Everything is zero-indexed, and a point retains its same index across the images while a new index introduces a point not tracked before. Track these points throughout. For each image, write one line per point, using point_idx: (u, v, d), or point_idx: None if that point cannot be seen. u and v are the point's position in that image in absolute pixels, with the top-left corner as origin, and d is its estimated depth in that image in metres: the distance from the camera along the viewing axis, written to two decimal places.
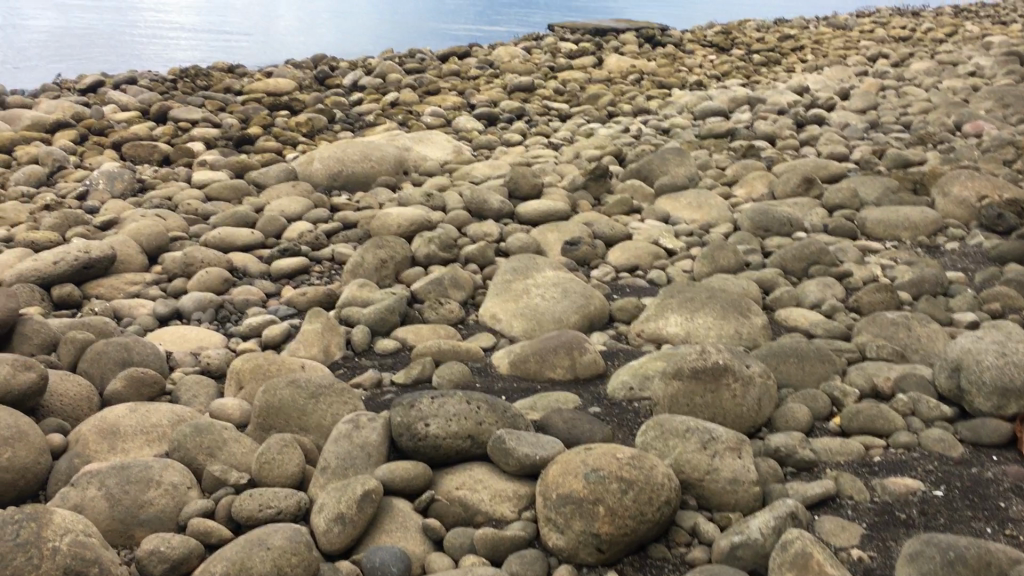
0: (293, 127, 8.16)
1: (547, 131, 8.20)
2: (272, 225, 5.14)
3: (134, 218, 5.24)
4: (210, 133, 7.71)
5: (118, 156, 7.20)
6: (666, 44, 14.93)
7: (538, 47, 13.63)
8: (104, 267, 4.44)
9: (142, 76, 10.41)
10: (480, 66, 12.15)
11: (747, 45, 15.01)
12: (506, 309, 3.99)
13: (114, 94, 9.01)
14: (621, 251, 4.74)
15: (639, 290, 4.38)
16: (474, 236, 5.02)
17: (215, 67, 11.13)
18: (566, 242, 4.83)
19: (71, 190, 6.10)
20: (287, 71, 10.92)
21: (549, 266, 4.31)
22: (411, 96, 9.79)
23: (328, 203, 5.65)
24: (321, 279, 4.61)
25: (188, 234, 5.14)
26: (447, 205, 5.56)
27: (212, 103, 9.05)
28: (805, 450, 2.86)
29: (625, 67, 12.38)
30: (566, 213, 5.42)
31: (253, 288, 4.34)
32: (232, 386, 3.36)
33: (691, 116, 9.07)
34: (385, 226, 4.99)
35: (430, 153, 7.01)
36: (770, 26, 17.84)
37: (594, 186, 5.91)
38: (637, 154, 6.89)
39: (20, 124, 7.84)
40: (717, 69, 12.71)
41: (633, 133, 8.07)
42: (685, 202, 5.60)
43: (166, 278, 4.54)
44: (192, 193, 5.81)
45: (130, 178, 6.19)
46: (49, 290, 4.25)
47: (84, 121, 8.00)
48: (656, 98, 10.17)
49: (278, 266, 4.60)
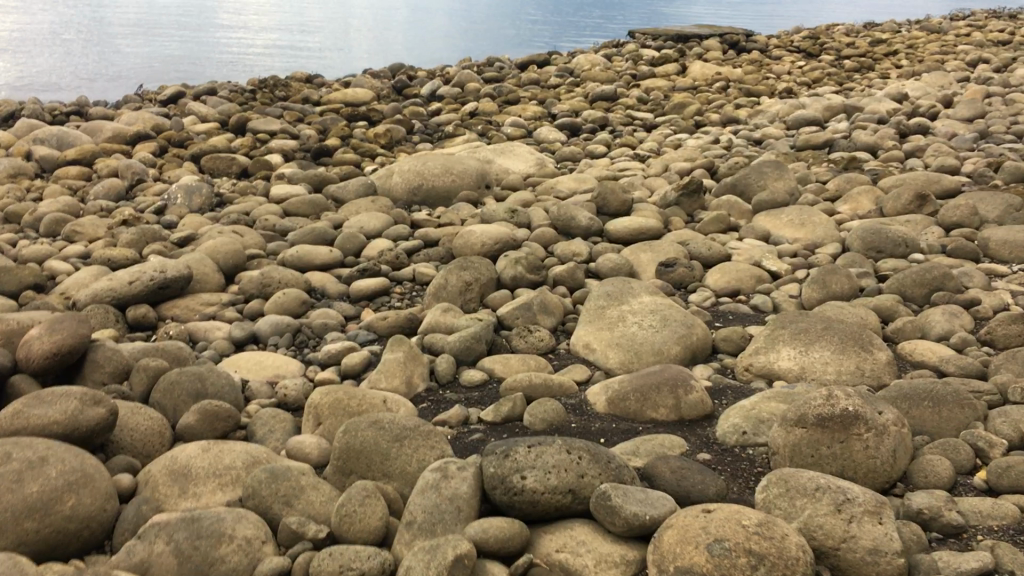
0: (372, 138, 8.01)
1: (633, 142, 7.89)
2: (351, 243, 4.95)
3: (211, 235, 5.10)
4: (289, 145, 7.61)
5: (196, 169, 7.14)
6: (750, 50, 14.48)
7: (619, 55, 13.33)
8: (179, 287, 4.30)
9: (221, 86, 10.43)
10: (560, 74, 11.90)
11: (836, 50, 14.45)
12: (600, 338, 3.70)
13: (194, 106, 9.01)
14: (721, 274, 4.42)
15: (742, 317, 4.05)
16: (563, 256, 4.76)
17: (294, 77, 11.11)
18: (660, 264, 4.53)
19: (149, 204, 6.02)
20: (365, 80, 10.83)
21: (645, 291, 4.01)
22: (491, 106, 9.59)
23: (408, 219, 5.45)
24: (402, 301, 4.38)
25: (265, 251, 4.99)
26: (532, 222, 5.30)
27: (291, 114, 8.98)
28: (951, 512, 2.46)
29: (710, 75, 11.98)
30: (658, 231, 5.11)
31: (331, 311, 4.14)
32: (309, 421, 3.13)
33: (783, 126, 8.66)
34: (469, 246, 4.75)
35: (513, 166, 6.77)
36: (860, 30, 17.21)
37: (687, 202, 5.59)
38: (730, 167, 6.54)
39: (101, 136, 7.86)
40: (807, 75, 12.22)
41: (723, 144, 7.71)
42: (787, 220, 5.23)
43: (242, 299, 4.37)
44: (270, 209, 5.67)
45: (208, 192, 6.09)
46: (124, 311, 4.12)
47: (164, 133, 7.98)
48: (744, 107, 9.77)
49: (357, 287, 4.40)
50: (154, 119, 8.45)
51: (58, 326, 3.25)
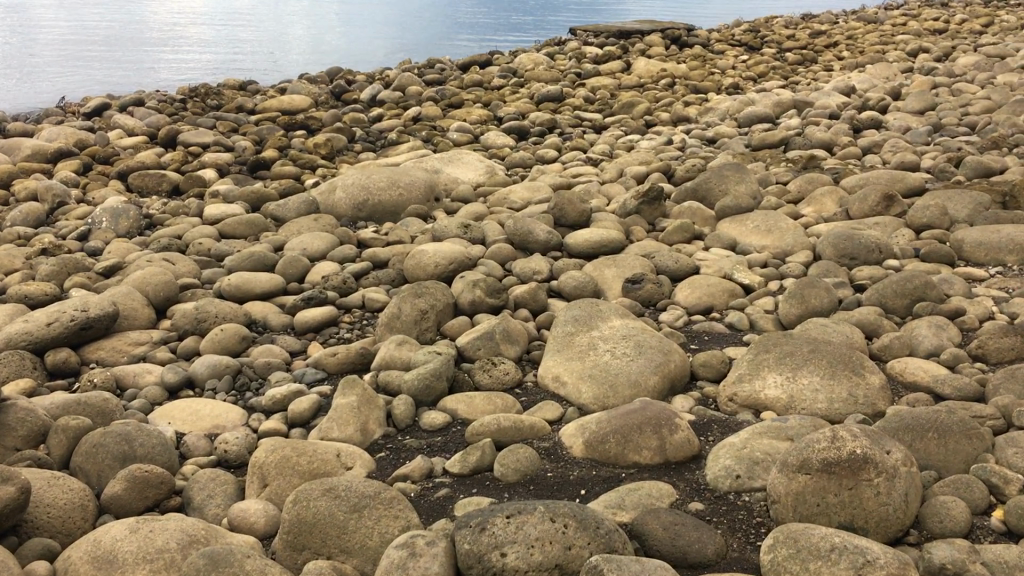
0: (312, 148, 7.62)
1: (584, 145, 7.63)
2: (294, 268, 4.60)
3: (139, 264, 4.70)
4: (223, 158, 7.19)
5: (124, 188, 6.69)
6: (692, 45, 14.35)
7: (561, 53, 13.09)
8: (104, 326, 3.90)
9: (150, 96, 9.92)
10: (503, 74, 11.62)
11: (777, 43, 14.39)
12: (570, 369, 3.41)
13: (121, 118, 8.51)
14: (691, 290, 4.18)
15: (719, 337, 3.80)
16: (522, 274, 4.47)
17: (226, 84, 10.64)
18: (627, 280, 4.26)
19: (71, 229, 5.58)
20: (302, 86, 10.41)
21: (615, 313, 3.73)
22: (434, 110, 9.26)
23: (355, 238, 5.11)
24: (352, 332, 4.05)
25: (200, 280, 4.60)
26: (487, 238, 5.01)
27: (225, 124, 8.55)
28: (976, 566, 2.22)
29: (655, 71, 11.79)
30: (620, 243, 4.84)
31: (275, 348, 3.79)
32: (252, 483, 2.78)
33: (735, 125, 8.48)
34: (422, 267, 4.44)
35: (462, 175, 6.46)
36: (798, 22, 17.23)
37: (648, 210, 5.34)
38: (687, 171, 6.31)
39: (19, 154, 7.35)
40: (752, 70, 12.11)
41: (676, 145, 7.49)
42: (753, 226, 5.01)
43: (175, 336, 3.99)
44: (204, 231, 5.28)
45: (136, 214, 5.67)
46: (42, 356, 3.71)
47: (88, 149, 7.50)
48: (693, 104, 9.60)
49: (302, 317, 4.05)
50: (77, 134, 7.95)
51: None
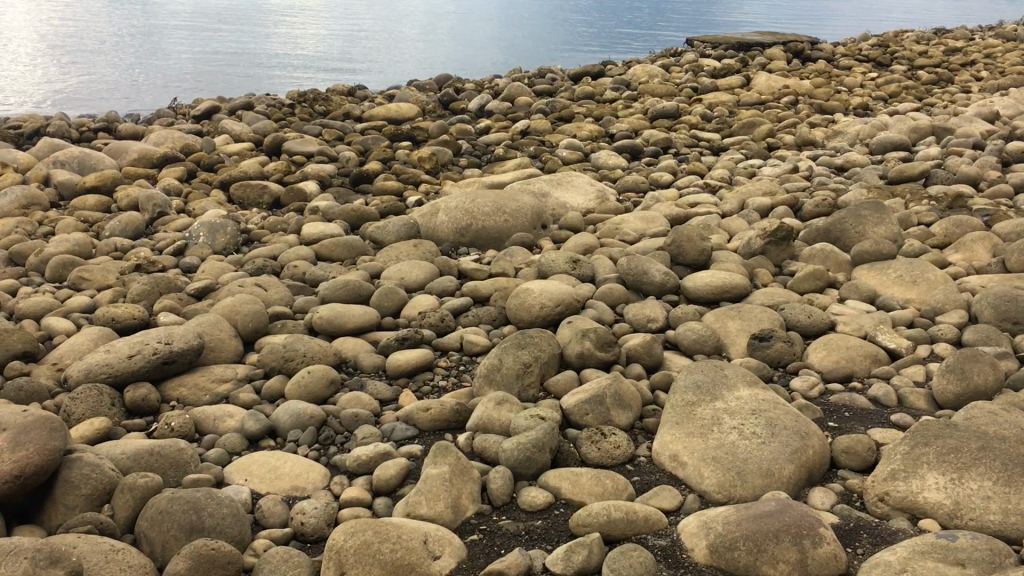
0: (416, 162, 7.37)
1: (701, 169, 7.16)
2: (390, 300, 4.32)
3: (231, 288, 4.49)
4: (326, 171, 7.00)
5: (225, 199, 6.57)
6: (816, 59, 13.65)
7: (677, 66, 12.60)
8: (188, 361, 3.67)
9: (260, 100, 9.88)
10: (616, 87, 11.21)
11: (908, 60, 13.56)
12: (690, 447, 2.99)
13: (229, 123, 8.45)
14: (827, 351, 3.71)
15: (861, 412, 3.33)
16: (635, 322, 4.09)
17: (335, 90, 10.54)
18: (753, 336, 3.81)
19: (168, 243, 5.44)
20: (410, 93, 10.21)
21: (742, 379, 3.29)
22: (543, 123, 8.92)
23: (456, 268, 4.81)
24: (447, 379, 3.72)
25: (292, 309, 4.37)
26: (596, 276, 4.63)
27: (330, 132, 8.40)
28: None
29: (776, 88, 11.19)
30: (744, 288, 4.39)
31: (363, 396, 3.49)
32: (328, 571, 2.47)
33: (866, 152, 7.87)
34: (526, 308, 4.10)
35: (570, 200, 6.09)
36: (931, 37, 16.27)
37: (774, 251, 4.86)
38: (817, 205, 5.78)
39: (127, 157, 7.32)
40: (882, 89, 11.38)
41: (803, 173, 6.95)
42: (895, 277, 4.49)
43: (260, 374, 3.74)
44: (301, 252, 5.06)
45: (234, 230, 5.49)
46: (122, 391, 3.51)
47: (194, 155, 7.43)
48: (819, 126, 9.00)
49: (394, 361, 3.74)
50: (184, 138, 7.91)
51: (24, 440, 2.64)
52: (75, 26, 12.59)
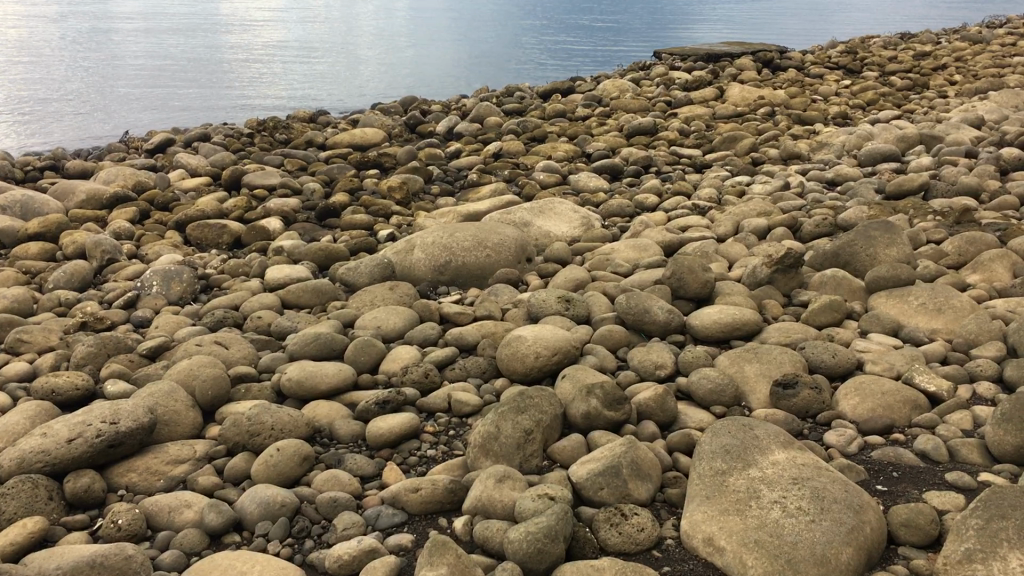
0: (386, 192, 6.93)
1: (688, 190, 6.80)
2: (367, 354, 3.88)
3: (187, 346, 4.03)
4: (290, 205, 6.54)
5: (180, 240, 6.09)
6: (786, 68, 13.42)
7: (648, 80, 12.30)
8: (138, 441, 3.21)
9: (217, 130, 9.40)
10: (587, 103, 10.86)
11: (879, 66, 13.37)
12: (726, 528, 2.57)
13: (184, 156, 7.97)
14: (860, 398, 3.32)
15: (910, 470, 2.94)
16: (641, 369, 3.68)
17: (295, 117, 10.09)
18: (776, 383, 3.41)
19: (118, 294, 4.96)
20: (375, 117, 9.79)
21: (776, 439, 2.87)
22: (516, 145, 8.53)
23: (437, 312, 4.38)
24: (437, 448, 3.28)
25: (257, 368, 3.91)
26: (592, 316, 4.22)
27: (292, 162, 7.95)
28: None
29: (751, 99, 10.89)
30: (757, 324, 4.00)
31: (341, 475, 3.04)
32: None
33: (856, 165, 7.55)
34: (520, 358, 3.68)
35: (555, 228, 5.69)
36: (898, 41, 16.17)
37: (783, 280, 4.48)
38: (817, 226, 5.43)
39: (73, 199, 6.81)
40: (859, 96, 11.14)
41: (795, 189, 6.60)
42: (918, 305, 4.11)
43: (222, 451, 3.28)
44: (265, 299, 4.61)
45: (191, 277, 5.02)
46: (62, 482, 3.05)
47: (147, 193, 6.95)
48: (802, 138, 8.69)
49: (375, 429, 3.30)
50: (136, 175, 7.41)
51: None
52: (18, 77, 12.22)
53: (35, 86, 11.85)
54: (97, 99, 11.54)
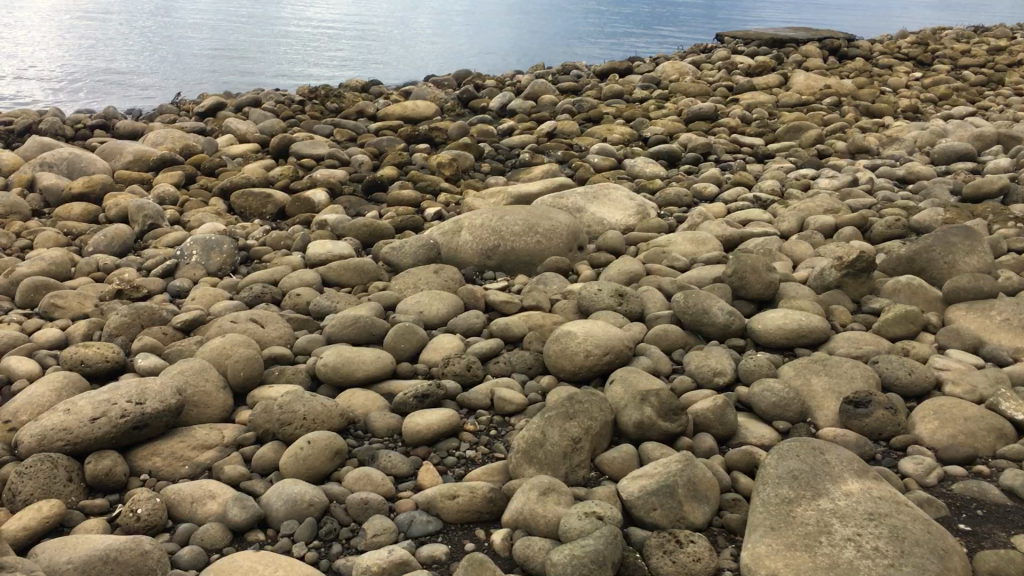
0: (436, 167, 6.72)
1: (750, 180, 6.49)
2: (408, 340, 3.68)
3: (222, 322, 3.86)
4: (337, 177, 6.36)
5: (224, 208, 5.95)
6: (853, 57, 12.95)
7: (709, 64, 11.92)
8: (164, 423, 3.04)
9: (267, 96, 9.26)
10: (645, 85, 10.54)
11: (951, 59, 12.83)
12: (793, 565, 2.33)
13: (233, 121, 7.83)
14: (940, 423, 3.04)
15: (996, 509, 2.66)
16: (699, 374, 3.43)
17: (347, 87, 9.92)
18: (846, 400, 3.14)
19: (156, 262, 4.82)
20: (427, 90, 9.57)
21: (849, 466, 2.61)
22: (571, 124, 8.27)
23: (483, 300, 4.17)
24: (477, 449, 3.08)
25: (292, 350, 3.73)
26: (645, 313, 3.97)
27: (342, 132, 7.77)
28: None
29: (817, 88, 10.47)
30: (825, 332, 3.72)
31: (374, 473, 2.84)
32: None
33: (928, 162, 7.17)
34: (569, 355, 3.45)
35: (608, 216, 5.44)
36: (971, 34, 15.55)
37: (853, 284, 4.18)
38: (888, 227, 5.11)
39: (120, 159, 6.70)
40: (931, 90, 10.67)
41: (863, 185, 6.27)
42: (1002, 320, 3.79)
43: (251, 438, 3.10)
44: (306, 276, 4.44)
45: (231, 248, 4.86)
46: (82, 463, 2.89)
47: (194, 158, 6.82)
48: (870, 131, 8.31)
49: (413, 425, 3.10)
50: (184, 138, 7.28)
51: None
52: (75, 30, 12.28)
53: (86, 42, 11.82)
54: (147, 60, 11.50)
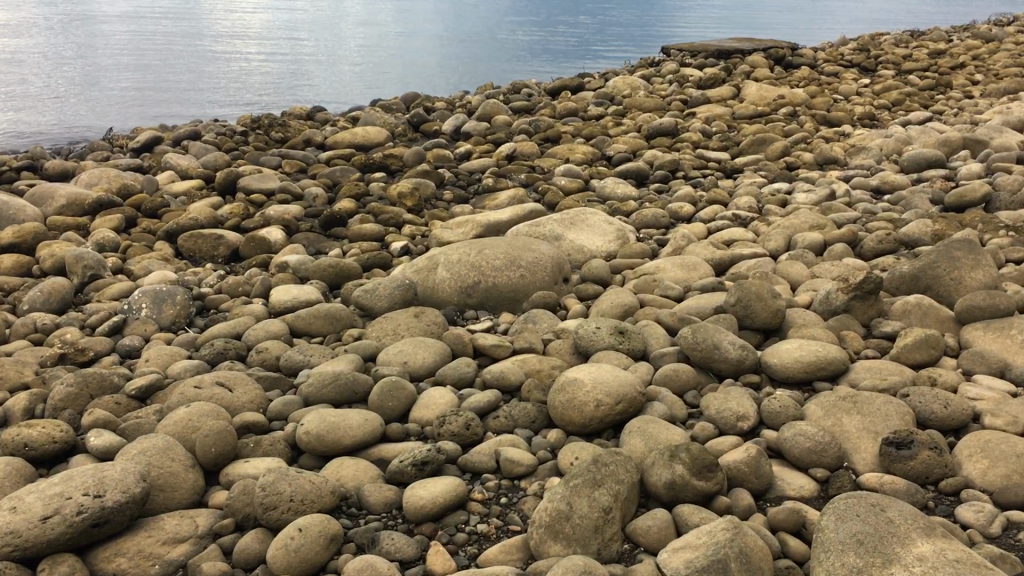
0: (396, 198, 6.38)
1: (724, 197, 6.27)
2: (395, 397, 3.34)
3: (185, 386, 3.46)
4: (292, 213, 5.98)
5: (172, 252, 5.53)
6: (799, 65, 12.93)
7: (659, 77, 11.76)
8: (128, 516, 2.65)
9: (208, 128, 8.82)
10: (599, 102, 10.33)
11: (894, 64, 12.88)
12: None
13: (174, 156, 7.40)
14: (991, 461, 2.78)
15: None
16: (719, 418, 3.14)
17: (291, 115, 9.52)
18: (886, 442, 2.88)
19: (103, 318, 4.39)
20: (376, 115, 9.22)
21: (914, 523, 2.34)
22: (530, 145, 8.00)
23: (470, 345, 3.84)
24: (488, 522, 2.75)
25: (267, 415, 3.36)
26: (648, 351, 3.68)
27: (291, 164, 7.38)
28: None
29: (771, 98, 10.36)
30: (843, 362, 3.46)
31: (378, 563, 2.48)
32: None
33: (898, 170, 7.03)
34: (577, 406, 3.14)
35: (587, 242, 5.16)
36: (909, 38, 15.69)
37: (860, 307, 3.95)
38: (879, 242, 4.89)
39: (53, 204, 6.23)
40: (882, 96, 10.63)
41: (841, 198, 6.08)
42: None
43: (230, 526, 2.73)
44: (273, 327, 4.06)
45: (186, 299, 4.46)
46: (34, 571, 2.48)
47: (134, 198, 6.38)
48: (833, 141, 8.18)
49: (414, 499, 2.75)
50: (122, 177, 6.83)
51: None
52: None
53: (7, 82, 11.34)
54: (74, 95, 11.04)
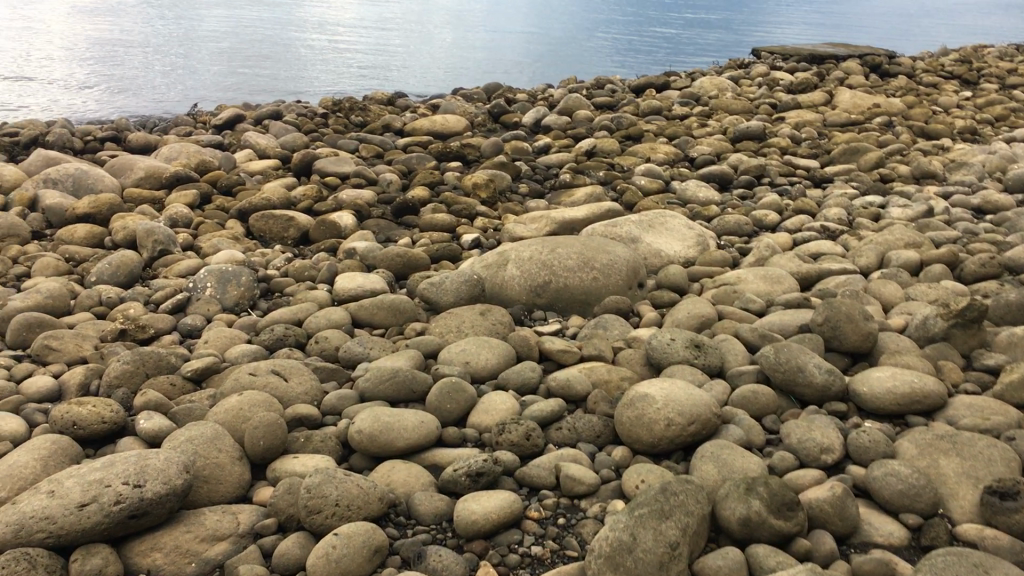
0: (470, 188, 6.22)
1: (813, 208, 5.95)
2: (454, 399, 3.16)
3: (240, 373, 3.35)
4: (364, 198, 5.86)
5: (242, 231, 5.46)
6: (896, 73, 12.39)
7: (748, 79, 11.38)
8: (168, 508, 2.53)
9: (288, 108, 8.80)
10: (684, 101, 10.03)
11: (999, 78, 12.25)
12: None
13: (252, 135, 7.36)
14: None
15: None
16: (800, 448, 2.89)
17: (371, 99, 9.45)
18: (989, 490, 2.59)
19: (167, 294, 4.32)
20: (456, 104, 9.09)
21: None
22: (610, 143, 7.77)
23: (537, 348, 3.64)
24: (543, 543, 2.55)
25: (321, 408, 3.23)
26: (725, 368, 3.44)
27: (367, 148, 7.28)
28: None
29: (865, 106, 9.92)
30: (940, 396, 3.17)
31: None
32: None
33: (1002, 188, 6.60)
34: (646, 424, 2.92)
35: (666, 247, 4.92)
36: (1015, 52, 14.93)
37: (961, 336, 3.63)
38: (982, 265, 4.54)
39: (131, 175, 6.23)
40: (986, 109, 10.09)
41: (939, 215, 5.72)
42: None
43: (273, 527, 2.59)
44: (334, 316, 3.94)
45: (250, 280, 4.37)
46: (67, 560, 2.37)
47: (210, 175, 6.35)
48: (931, 154, 7.75)
49: (466, 513, 2.58)
50: (200, 153, 6.81)
51: None
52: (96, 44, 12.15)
53: (103, 57, 11.62)
54: (162, 74, 11.24)
